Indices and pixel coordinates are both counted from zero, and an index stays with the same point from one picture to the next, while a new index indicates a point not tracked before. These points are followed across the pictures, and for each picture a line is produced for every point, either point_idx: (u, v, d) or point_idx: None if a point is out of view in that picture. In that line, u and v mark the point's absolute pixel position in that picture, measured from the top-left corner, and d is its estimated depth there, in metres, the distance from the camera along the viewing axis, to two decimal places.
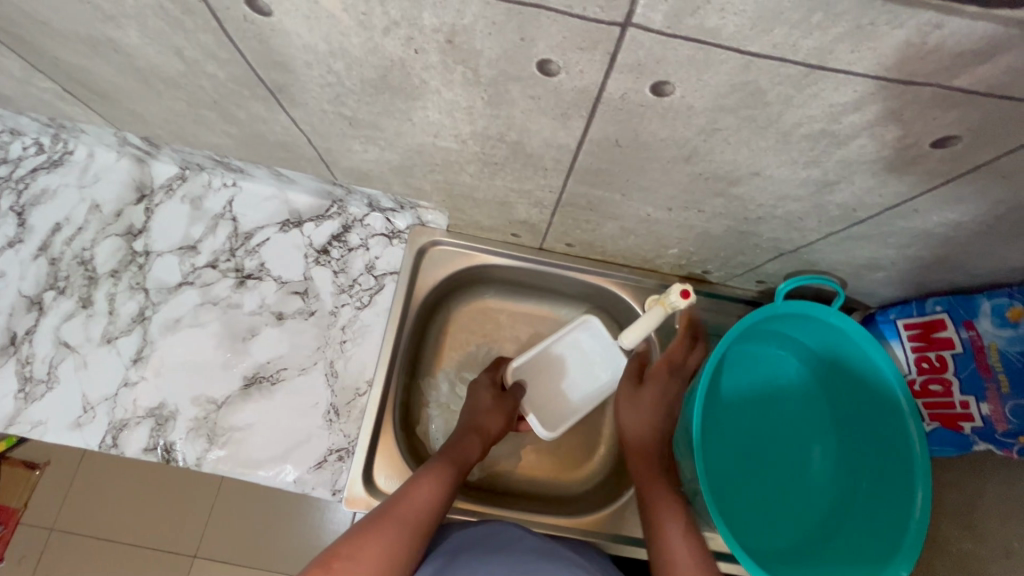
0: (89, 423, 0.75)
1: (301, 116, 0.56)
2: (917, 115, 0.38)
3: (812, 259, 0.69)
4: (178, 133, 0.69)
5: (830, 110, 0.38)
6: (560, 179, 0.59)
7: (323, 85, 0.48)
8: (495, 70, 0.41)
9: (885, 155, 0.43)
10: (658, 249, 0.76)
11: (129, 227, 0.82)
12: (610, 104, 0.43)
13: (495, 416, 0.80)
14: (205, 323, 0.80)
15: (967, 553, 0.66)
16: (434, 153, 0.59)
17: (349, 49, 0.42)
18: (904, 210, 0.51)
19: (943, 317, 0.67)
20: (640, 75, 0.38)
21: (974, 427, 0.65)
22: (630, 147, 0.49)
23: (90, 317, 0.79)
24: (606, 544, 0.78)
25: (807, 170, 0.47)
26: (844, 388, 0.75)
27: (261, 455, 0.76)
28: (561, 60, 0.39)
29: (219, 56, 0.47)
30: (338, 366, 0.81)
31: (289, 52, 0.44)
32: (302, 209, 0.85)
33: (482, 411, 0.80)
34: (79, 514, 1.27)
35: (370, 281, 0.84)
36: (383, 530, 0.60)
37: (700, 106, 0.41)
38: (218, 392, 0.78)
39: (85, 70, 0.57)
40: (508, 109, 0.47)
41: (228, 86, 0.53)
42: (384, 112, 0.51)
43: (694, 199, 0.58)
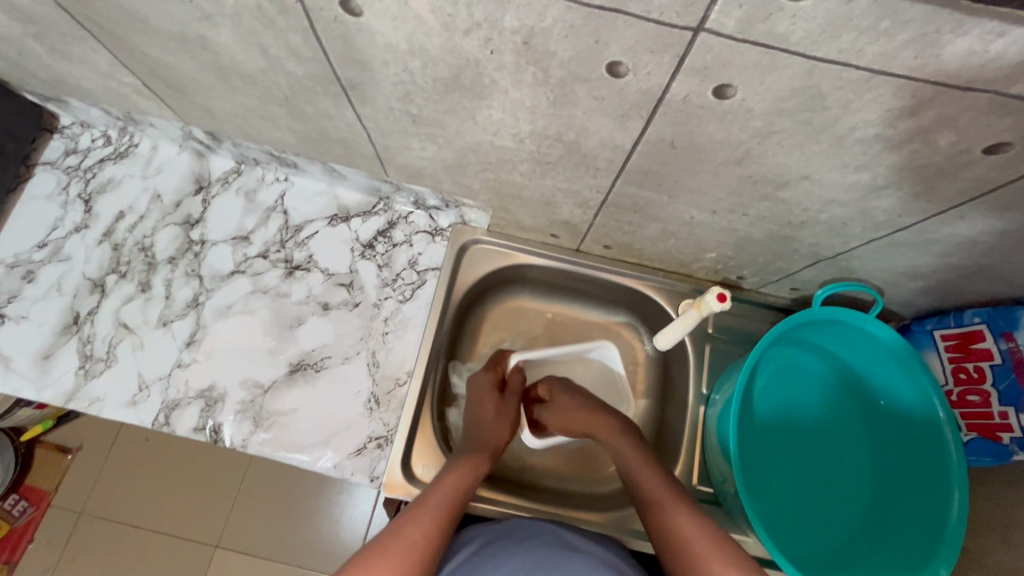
0: (143, 401, 0.79)
1: (367, 113, 0.60)
2: (972, 121, 0.39)
3: (850, 266, 0.70)
4: (244, 128, 0.73)
5: (886, 115, 0.40)
6: (610, 179, 0.61)
7: (396, 82, 0.52)
8: (565, 71, 0.44)
9: (937, 160, 0.45)
10: (695, 253, 0.78)
11: (187, 217, 0.87)
12: (672, 106, 0.45)
13: (502, 423, 0.82)
14: (254, 311, 0.84)
15: (1004, 565, 0.66)
16: (490, 151, 0.62)
17: (429, 48, 0.45)
18: (950, 216, 0.53)
19: (982, 328, 0.67)
20: (705, 78, 0.41)
21: (1013, 437, 0.65)
22: (684, 148, 0.51)
23: (148, 301, 0.83)
24: (633, 541, 0.80)
25: (857, 174, 0.49)
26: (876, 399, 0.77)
27: (303, 440, 0.79)
28: (631, 62, 0.41)
29: (302, 54, 0.51)
30: (380, 357, 0.83)
31: (370, 51, 0.48)
32: (350, 204, 0.88)
33: (488, 423, 0.81)
34: (112, 497, 1.31)
35: (412, 276, 0.87)
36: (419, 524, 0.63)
37: (760, 109, 0.43)
38: (265, 376, 0.81)
39: (168, 66, 0.61)
40: (570, 109, 0.49)
41: (303, 82, 0.56)
42: (450, 110, 0.54)
43: (740, 202, 0.59)
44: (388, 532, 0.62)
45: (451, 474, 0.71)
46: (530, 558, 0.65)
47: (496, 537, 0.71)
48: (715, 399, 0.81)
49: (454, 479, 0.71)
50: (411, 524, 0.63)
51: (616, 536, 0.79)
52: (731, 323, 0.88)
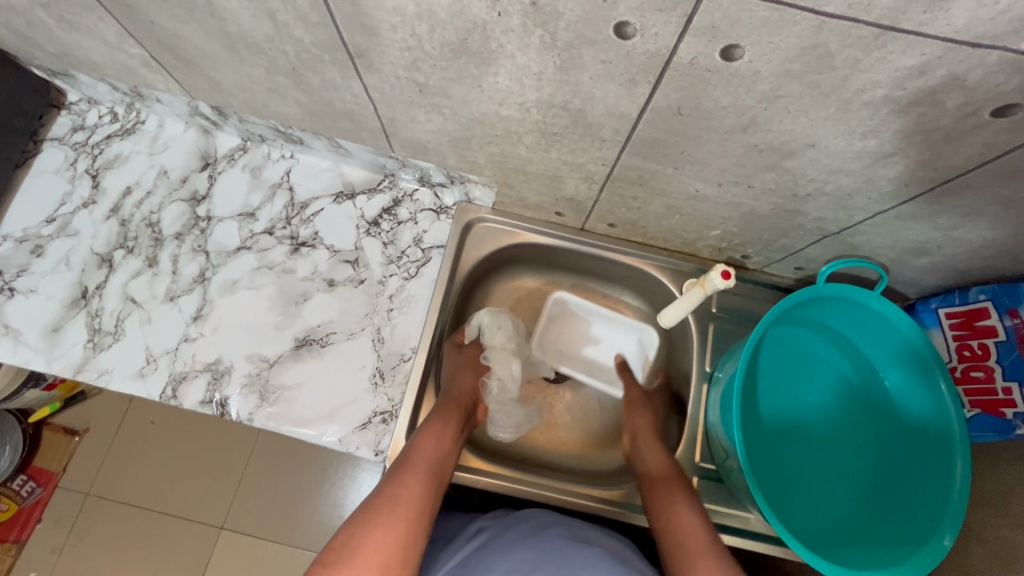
0: (151, 374, 0.79)
1: (373, 83, 0.60)
2: (981, 81, 0.39)
3: (855, 242, 0.70)
4: (249, 102, 0.73)
5: (895, 75, 0.40)
6: (615, 151, 0.61)
7: (403, 48, 0.52)
8: (573, 33, 0.44)
9: (944, 125, 0.44)
10: (699, 230, 0.78)
11: (193, 193, 0.87)
12: (679, 69, 0.45)
13: (466, 377, 0.83)
14: (260, 287, 0.85)
15: (1005, 541, 0.67)
16: (496, 122, 0.62)
17: (436, 11, 0.45)
18: (956, 186, 0.53)
19: (987, 306, 0.68)
20: (712, 38, 0.41)
21: (1017, 412, 0.65)
22: (691, 115, 0.51)
23: (155, 276, 0.84)
24: (636, 518, 0.80)
25: (863, 141, 0.49)
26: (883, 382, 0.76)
27: (309, 414, 0.79)
28: (638, 22, 0.41)
29: (310, 20, 0.51)
30: (384, 333, 0.84)
31: (377, 15, 0.48)
32: (355, 182, 0.89)
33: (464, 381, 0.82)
34: (119, 477, 1.33)
35: (417, 253, 0.87)
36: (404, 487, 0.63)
37: (767, 71, 0.43)
38: (271, 351, 0.82)
39: (176, 36, 0.62)
40: (577, 75, 0.49)
41: (310, 51, 0.57)
42: (457, 78, 0.54)
43: (746, 174, 0.59)
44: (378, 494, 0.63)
45: (427, 438, 0.70)
46: (532, 549, 0.66)
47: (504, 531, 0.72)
48: (718, 376, 0.81)
49: (431, 441, 0.70)
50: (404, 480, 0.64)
51: (616, 512, 0.80)
52: (735, 303, 0.88)
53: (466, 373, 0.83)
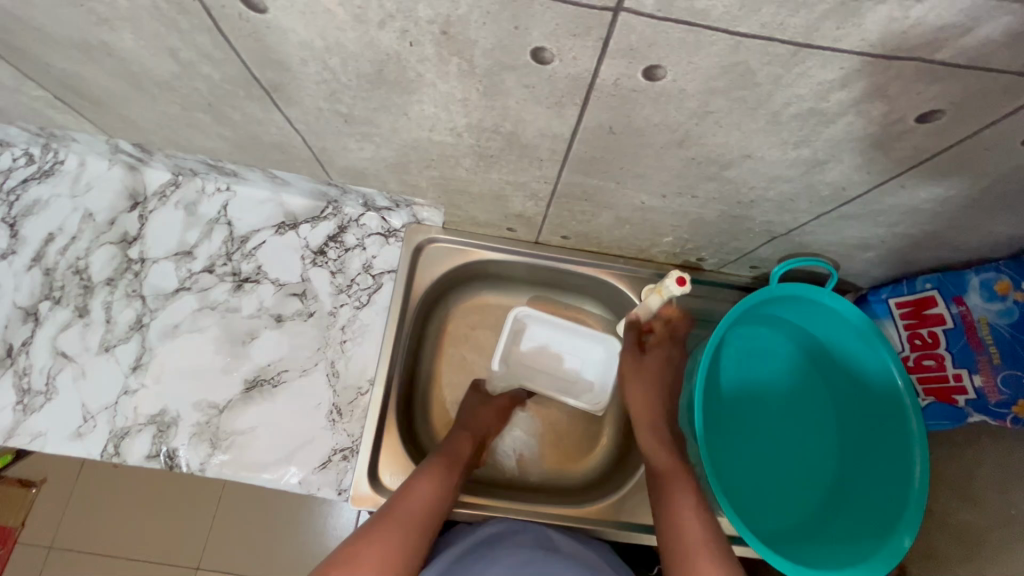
0: (90, 432, 0.75)
1: (296, 115, 0.57)
2: (902, 90, 0.39)
3: (803, 241, 0.70)
4: (171, 138, 0.69)
5: (818, 88, 0.39)
6: (555, 169, 0.60)
7: (319, 81, 0.49)
8: (490, 60, 0.42)
9: (873, 132, 0.44)
10: (651, 238, 0.77)
11: (124, 235, 0.82)
12: (604, 91, 0.43)
13: (485, 416, 0.84)
14: (204, 328, 0.80)
15: (967, 524, 0.68)
16: (430, 147, 0.59)
17: (345, 43, 0.43)
18: (891, 186, 0.53)
19: (934, 294, 0.69)
20: (632, 60, 0.39)
21: (967, 399, 0.66)
22: (624, 133, 0.49)
23: (87, 326, 0.79)
24: (608, 532, 0.79)
25: (797, 150, 0.48)
26: (840, 378, 0.77)
27: (265, 458, 0.76)
28: (555, 47, 0.39)
29: (214, 56, 0.48)
30: (339, 367, 0.81)
31: (284, 49, 0.45)
32: (298, 211, 0.85)
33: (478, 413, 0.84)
34: (79, 529, 1.25)
35: (367, 280, 0.84)
36: (388, 532, 0.61)
37: (692, 89, 0.42)
38: (219, 396, 0.78)
39: (78, 77, 0.57)
40: (502, 100, 0.47)
41: (222, 86, 0.53)
42: (380, 107, 0.52)
43: (688, 185, 0.58)
44: (370, 526, 0.62)
45: (424, 482, 0.68)
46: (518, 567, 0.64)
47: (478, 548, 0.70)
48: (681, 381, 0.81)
49: (430, 485, 0.68)
50: (389, 525, 0.62)
51: (588, 529, 0.79)
52: (694, 305, 0.88)
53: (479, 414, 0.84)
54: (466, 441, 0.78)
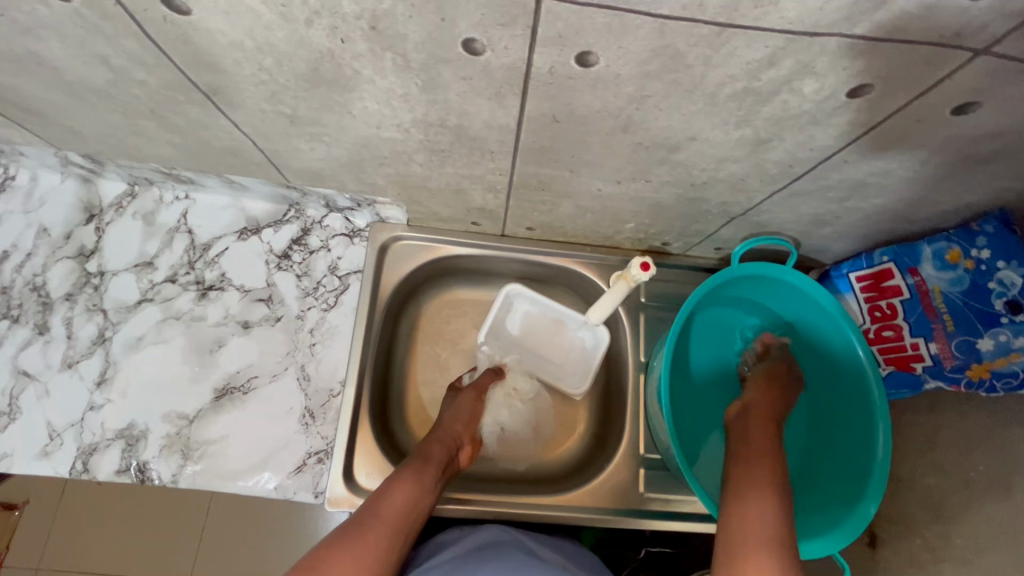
0: (57, 451, 0.74)
1: (241, 119, 0.56)
2: (829, 66, 0.39)
3: (762, 220, 0.71)
4: (120, 147, 0.68)
5: (748, 68, 0.40)
6: (508, 161, 0.60)
7: (256, 83, 0.48)
8: (423, 54, 0.42)
9: (809, 109, 0.44)
10: (615, 225, 0.77)
11: (80, 248, 0.81)
12: (540, 79, 0.43)
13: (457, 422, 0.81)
14: (169, 339, 0.79)
15: (931, 488, 0.70)
16: (380, 144, 0.59)
17: (276, 43, 0.42)
18: (836, 162, 0.53)
19: (890, 266, 0.70)
20: (563, 47, 0.39)
21: (924, 366, 0.68)
22: (568, 121, 0.49)
23: (48, 344, 0.77)
24: (588, 518, 0.80)
25: (739, 130, 0.49)
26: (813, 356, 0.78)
27: (239, 466, 0.76)
28: (484, 38, 0.39)
29: (146, 62, 0.47)
30: (310, 370, 0.80)
31: (216, 52, 0.44)
32: (259, 215, 0.84)
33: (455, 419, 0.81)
34: (63, 550, 1.23)
35: (334, 282, 0.84)
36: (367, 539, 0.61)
37: (627, 74, 0.42)
38: (189, 407, 0.77)
39: (12, 88, 0.56)
40: (443, 93, 0.47)
41: (161, 92, 0.52)
42: (323, 106, 0.51)
43: (640, 169, 0.59)
44: (342, 531, 0.62)
45: (400, 487, 0.68)
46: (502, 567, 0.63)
47: (462, 548, 0.69)
48: (653, 365, 0.81)
49: (404, 490, 0.68)
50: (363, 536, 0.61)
51: (566, 516, 0.80)
52: (663, 289, 0.89)
53: (456, 419, 0.81)
54: (437, 446, 0.75)
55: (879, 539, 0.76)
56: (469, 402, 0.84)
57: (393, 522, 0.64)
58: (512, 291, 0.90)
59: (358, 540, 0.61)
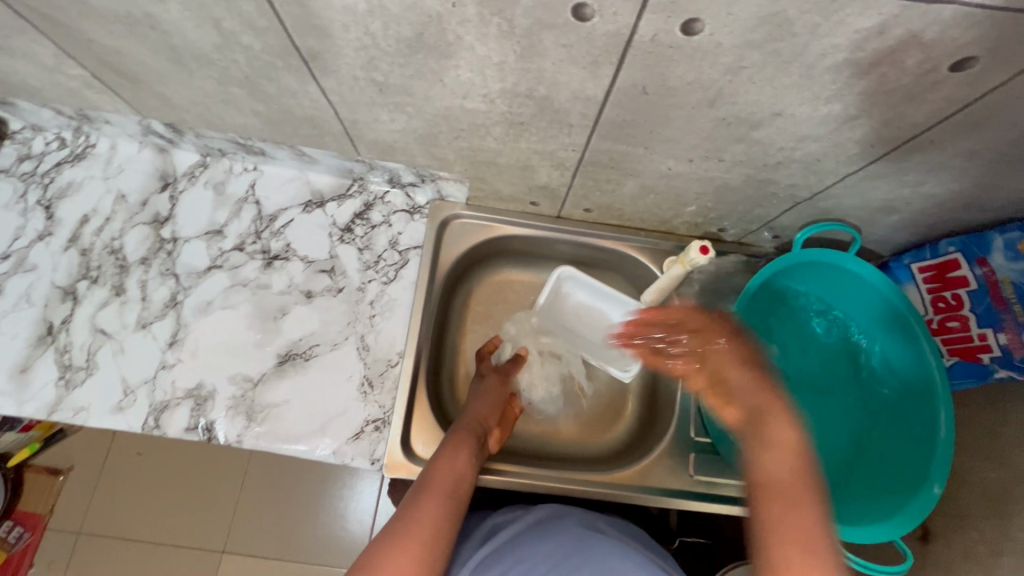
0: (130, 406, 0.77)
1: (331, 86, 0.58)
2: (937, 37, 0.40)
3: (827, 206, 0.71)
4: (204, 116, 0.71)
5: (855, 37, 0.40)
6: (584, 136, 0.61)
7: (357, 48, 0.50)
8: (530, 19, 0.43)
9: (906, 83, 0.45)
10: (675, 208, 0.78)
11: (155, 216, 0.84)
12: (640, 48, 0.45)
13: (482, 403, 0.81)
14: (236, 305, 0.82)
15: (991, 482, 0.69)
16: (461, 116, 0.60)
17: (387, 6, 0.44)
18: (920, 143, 0.53)
19: (957, 257, 0.70)
20: (671, 13, 0.40)
21: (993, 356, 0.68)
22: (656, 94, 0.50)
23: (123, 304, 0.81)
24: (636, 498, 0.80)
25: (828, 105, 0.49)
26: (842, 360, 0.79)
27: (300, 430, 0.78)
28: (595, 3, 0.41)
29: (256, 25, 0.49)
30: (369, 340, 0.83)
31: (326, 15, 0.46)
32: (324, 189, 0.87)
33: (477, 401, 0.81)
34: (106, 515, 1.26)
35: (394, 256, 0.86)
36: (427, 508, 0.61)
37: (729, 43, 0.43)
38: (253, 370, 0.80)
39: (118, 52, 0.59)
40: (539, 62, 0.48)
41: (262, 57, 0.54)
42: (416, 74, 0.53)
43: (716, 148, 0.59)
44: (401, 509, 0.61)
45: (444, 461, 0.68)
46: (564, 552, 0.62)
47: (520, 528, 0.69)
48: None
49: (450, 463, 0.68)
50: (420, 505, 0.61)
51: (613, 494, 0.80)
52: (716, 276, 0.89)
53: (480, 401, 0.81)
54: (466, 425, 0.75)
55: (933, 533, 0.76)
56: (490, 385, 0.84)
57: (440, 496, 0.62)
58: (564, 273, 0.90)
59: (408, 522, 0.58)
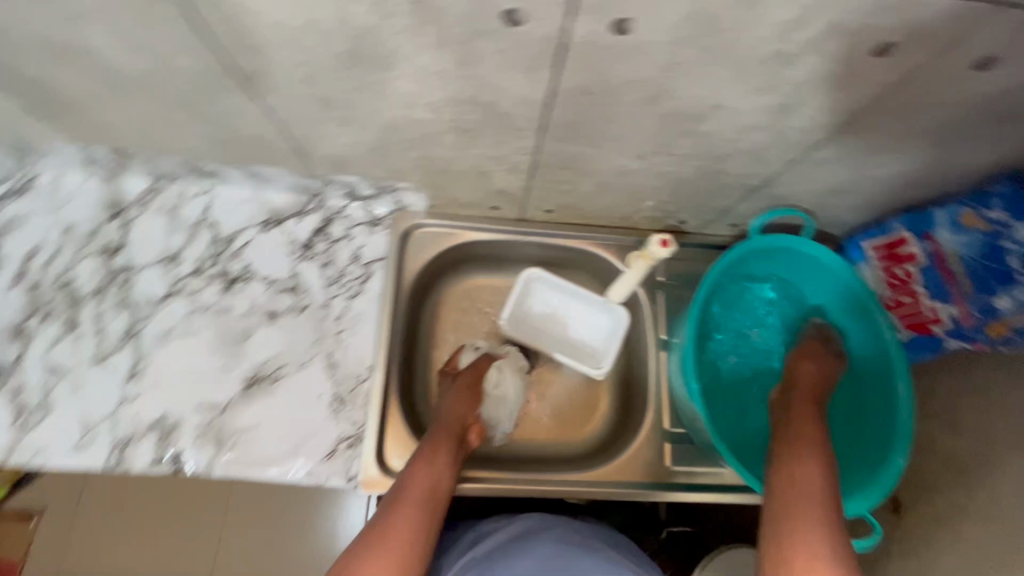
0: (91, 444, 0.75)
1: (274, 104, 0.57)
2: (857, 25, 0.41)
3: (779, 192, 0.73)
4: (148, 140, 0.69)
5: (779, 29, 0.41)
6: (534, 138, 0.61)
7: (294, 64, 0.49)
8: (463, 27, 0.43)
9: (835, 70, 0.46)
10: (633, 203, 0.79)
11: (106, 245, 0.81)
12: (576, 50, 0.45)
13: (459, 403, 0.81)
14: (197, 331, 0.80)
15: (953, 449, 0.72)
16: (409, 126, 0.60)
17: (319, 22, 0.44)
18: (856, 127, 0.55)
19: (904, 235, 0.72)
20: (601, 15, 0.41)
21: (944, 329, 0.71)
22: (598, 94, 0.51)
23: (78, 338, 0.78)
24: (616, 493, 0.81)
25: (765, 96, 0.50)
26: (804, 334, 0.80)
27: (272, 453, 0.77)
28: (525, 8, 0.41)
29: (187, 46, 0.48)
30: (338, 357, 0.82)
31: (258, 33, 0.45)
32: (282, 207, 0.85)
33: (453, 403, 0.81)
34: None
35: (357, 270, 0.85)
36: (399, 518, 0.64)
37: (660, 41, 0.43)
38: (219, 396, 0.78)
39: (49, 81, 0.57)
40: (478, 69, 0.48)
41: (198, 79, 0.53)
42: (358, 87, 0.52)
43: (664, 143, 0.60)
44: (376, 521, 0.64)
45: (417, 468, 0.71)
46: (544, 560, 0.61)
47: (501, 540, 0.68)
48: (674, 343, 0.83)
49: (423, 470, 0.70)
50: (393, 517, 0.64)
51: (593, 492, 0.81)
52: (680, 268, 0.90)
53: (458, 403, 0.80)
54: (444, 430, 0.76)
55: (903, 503, 0.78)
56: (468, 382, 0.83)
57: (414, 505, 0.66)
58: (531, 274, 0.90)
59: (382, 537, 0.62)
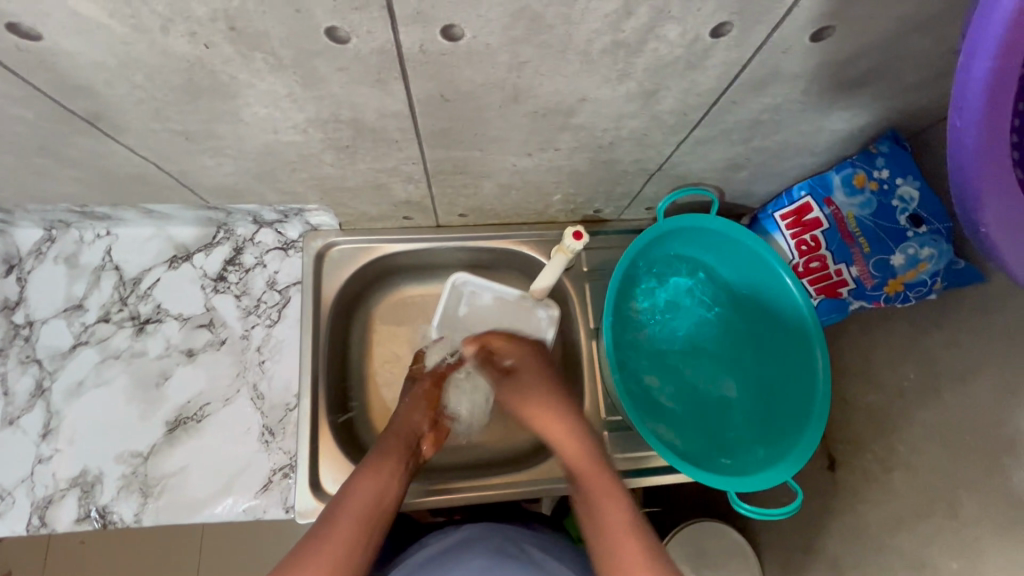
0: (9, 510, 0.72)
1: (135, 143, 0.55)
2: (683, 8, 0.41)
3: (679, 173, 0.73)
4: (22, 191, 0.66)
5: (608, 20, 0.41)
6: (415, 148, 0.60)
7: (135, 102, 0.48)
8: (292, 49, 0.42)
9: (680, 53, 0.46)
10: (542, 199, 0.78)
11: (4, 302, 0.78)
12: (415, 60, 0.44)
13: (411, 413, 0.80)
14: (111, 379, 0.78)
15: (873, 405, 0.73)
16: (284, 150, 0.58)
17: (141, 57, 0.42)
18: (725, 104, 0.55)
19: (808, 200, 0.73)
20: (425, 24, 0.40)
21: (850, 290, 0.71)
22: (457, 99, 0.50)
23: None
24: (560, 489, 0.82)
25: (624, 85, 0.50)
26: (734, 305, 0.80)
27: (202, 494, 0.75)
28: (346, 24, 0.40)
29: (15, 95, 0.46)
30: (262, 388, 0.80)
31: (82, 74, 0.43)
32: (188, 241, 0.82)
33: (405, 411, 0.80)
34: None
35: (274, 296, 0.83)
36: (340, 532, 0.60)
37: (496, 43, 0.43)
38: (142, 444, 0.76)
39: None
40: (326, 88, 0.47)
41: (43, 126, 0.51)
42: (211, 117, 0.51)
43: (545, 139, 0.60)
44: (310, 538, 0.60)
45: (365, 480, 0.67)
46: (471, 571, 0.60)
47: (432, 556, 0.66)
48: None
49: (369, 483, 0.66)
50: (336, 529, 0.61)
51: (538, 490, 0.82)
52: (604, 256, 0.90)
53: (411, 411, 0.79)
54: (395, 440, 0.74)
55: (838, 462, 0.78)
56: (424, 389, 0.82)
57: (355, 519, 0.62)
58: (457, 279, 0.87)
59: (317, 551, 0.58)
